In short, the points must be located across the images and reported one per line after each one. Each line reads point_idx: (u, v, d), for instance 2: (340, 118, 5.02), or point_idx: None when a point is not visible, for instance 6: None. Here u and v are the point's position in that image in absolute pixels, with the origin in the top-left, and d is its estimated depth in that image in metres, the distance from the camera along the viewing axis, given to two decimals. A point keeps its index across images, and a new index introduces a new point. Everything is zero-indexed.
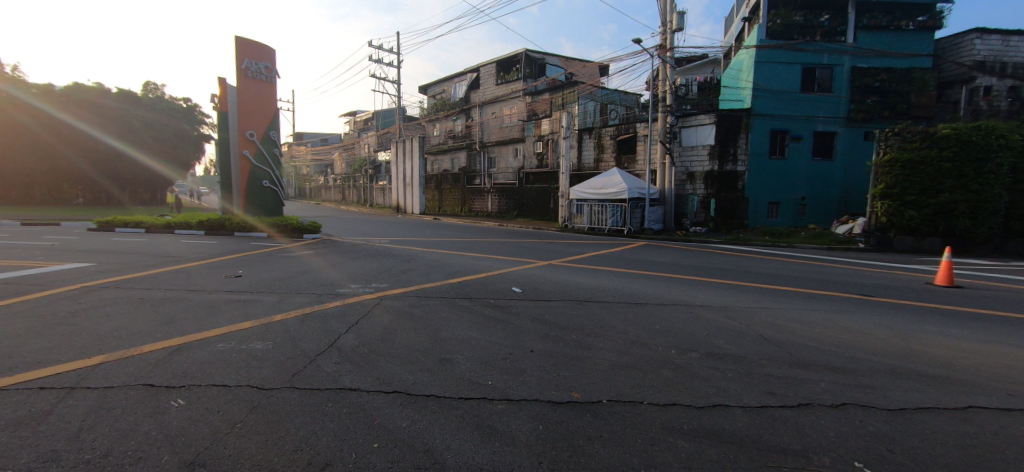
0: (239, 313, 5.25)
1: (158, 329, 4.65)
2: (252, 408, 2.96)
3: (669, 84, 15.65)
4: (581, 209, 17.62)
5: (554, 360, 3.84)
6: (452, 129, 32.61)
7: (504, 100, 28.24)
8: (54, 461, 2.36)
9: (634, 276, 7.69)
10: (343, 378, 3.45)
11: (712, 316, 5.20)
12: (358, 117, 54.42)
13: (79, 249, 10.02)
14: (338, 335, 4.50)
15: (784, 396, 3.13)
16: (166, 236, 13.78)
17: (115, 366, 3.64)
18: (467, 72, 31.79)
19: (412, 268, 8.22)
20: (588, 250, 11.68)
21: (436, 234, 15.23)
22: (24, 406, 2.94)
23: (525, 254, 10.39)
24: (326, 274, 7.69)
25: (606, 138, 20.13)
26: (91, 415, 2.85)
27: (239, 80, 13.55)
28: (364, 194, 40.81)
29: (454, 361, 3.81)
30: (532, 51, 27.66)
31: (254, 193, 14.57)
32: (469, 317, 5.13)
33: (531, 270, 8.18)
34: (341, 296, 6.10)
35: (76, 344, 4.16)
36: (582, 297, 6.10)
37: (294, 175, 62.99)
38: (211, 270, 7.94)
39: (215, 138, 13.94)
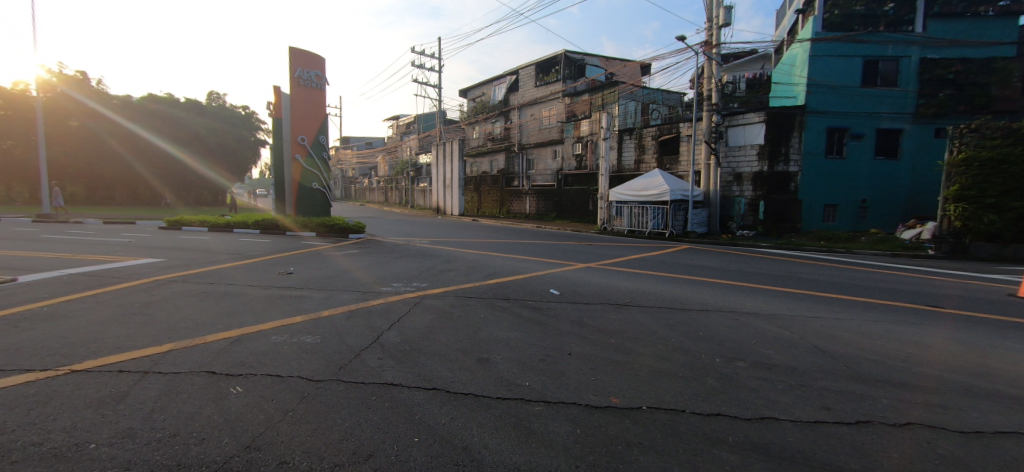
0: (292, 307, 5.46)
1: (222, 320, 4.85)
2: (323, 400, 3.08)
3: (715, 81, 15.10)
4: (620, 211, 17.29)
5: (590, 364, 3.79)
6: (491, 131, 32.80)
7: (543, 102, 28.10)
8: (130, 438, 2.56)
9: (676, 281, 7.46)
10: (385, 374, 3.53)
11: (761, 324, 4.97)
12: (400, 122, 55.75)
13: (152, 246, 10.80)
14: (381, 331, 4.59)
15: (839, 412, 2.95)
16: (226, 234, 14.65)
17: (192, 355, 3.81)
18: (506, 74, 31.91)
19: (453, 269, 8.38)
20: (628, 253, 11.44)
21: (474, 236, 15.42)
22: (164, 391, 3.14)
23: (562, 256, 10.34)
24: (372, 272, 7.94)
25: (647, 138, 19.68)
26: (212, 402, 3.01)
27: (292, 88, 14.22)
28: (405, 196, 41.89)
29: (492, 361, 3.83)
30: (571, 51, 27.44)
31: (304, 195, 15.38)
32: (505, 318, 5.13)
33: (568, 272, 8.14)
34: (384, 294, 6.24)
35: (152, 329, 4.47)
36: (621, 300, 5.98)
37: (340, 178, 65.42)
38: (265, 265, 8.38)
39: (270, 143, 14.69)
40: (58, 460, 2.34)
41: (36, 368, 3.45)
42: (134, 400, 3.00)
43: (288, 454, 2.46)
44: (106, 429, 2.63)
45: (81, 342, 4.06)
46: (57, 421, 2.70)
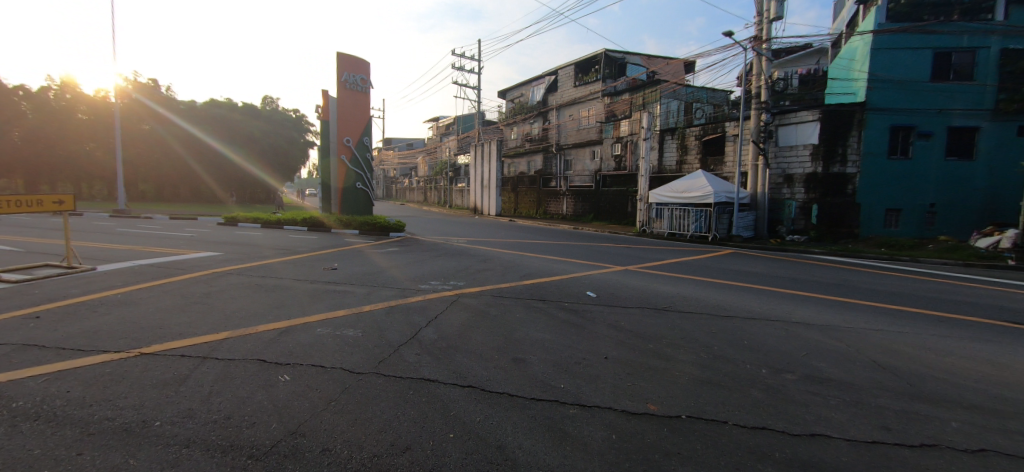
0: (336, 302, 5.67)
1: (271, 311, 5.11)
2: (363, 392, 3.18)
3: (765, 78, 14.49)
4: (660, 213, 16.82)
5: (627, 369, 3.71)
6: (529, 131, 32.81)
7: (582, 102, 27.83)
8: (189, 418, 2.73)
9: (719, 286, 7.19)
10: (422, 369, 3.61)
11: (812, 335, 4.70)
12: (441, 123, 56.77)
13: (210, 240, 11.51)
14: (418, 328, 4.69)
15: (902, 432, 2.75)
16: (277, 230, 15.41)
17: (245, 344, 4.04)
18: (545, 75, 31.84)
19: (489, 268, 8.45)
20: (668, 256, 11.13)
21: (511, 236, 15.50)
22: (220, 376, 3.34)
23: (599, 258, 10.21)
24: (411, 270, 8.13)
25: (690, 138, 19.08)
26: (263, 389, 3.17)
27: (339, 91, 14.79)
28: (443, 196, 42.64)
29: (527, 361, 3.82)
30: (612, 50, 27.02)
31: (348, 195, 15.94)
32: (540, 319, 5.11)
33: (605, 275, 8.02)
34: (423, 291, 6.38)
35: (210, 318, 4.76)
36: (659, 305, 5.84)
37: (382, 178, 67.37)
38: (312, 261, 8.75)
39: (318, 144, 15.33)
40: (128, 434, 2.53)
41: (111, 350, 3.76)
42: (194, 383, 3.21)
43: (331, 442, 2.55)
44: (168, 408, 2.83)
45: (148, 327, 4.38)
46: (128, 398, 2.94)
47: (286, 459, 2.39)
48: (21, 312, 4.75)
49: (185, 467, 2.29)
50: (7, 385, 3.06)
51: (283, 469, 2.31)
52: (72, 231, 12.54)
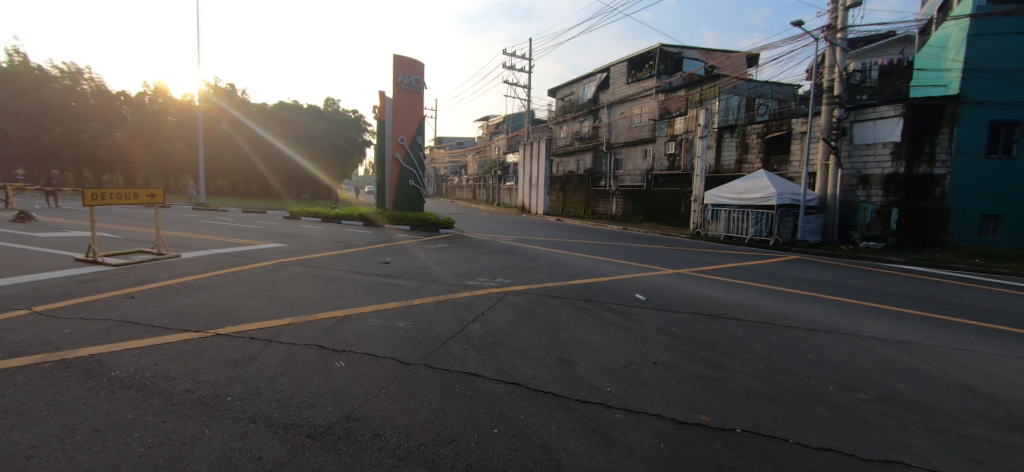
0: (389, 294, 5.89)
1: (329, 301, 5.39)
2: (412, 382, 3.28)
3: (839, 70, 13.46)
4: (717, 215, 16.08)
5: (678, 376, 3.58)
6: (579, 130, 32.38)
7: (635, 99, 27.09)
8: (256, 396, 2.94)
9: (779, 294, 6.78)
10: (468, 364, 3.67)
11: (887, 351, 4.32)
12: (491, 121, 57.32)
13: (276, 233, 12.32)
14: (465, 323, 4.77)
15: (997, 468, 2.45)
16: (335, 225, 16.21)
17: (306, 330, 4.29)
18: (597, 72, 31.28)
19: (536, 267, 8.43)
20: (724, 260, 10.62)
21: (558, 235, 15.40)
22: (283, 359, 3.57)
23: (649, 260, 9.91)
24: (459, 266, 8.29)
25: (751, 136, 18.07)
26: (321, 373, 3.36)
27: (395, 92, 15.34)
28: (492, 194, 43.01)
29: (573, 362, 3.78)
30: (668, 45, 26.10)
31: (402, 192, 16.47)
32: (587, 320, 5.04)
33: (655, 277, 7.77)
34: (471, 287, 6.49)
35: (275, 305, 5.10)
36: (713, 312, 5.58)
37: (432, 176, 69.02)
38: (366, 255, 9.14)
39: (374, 143, 15.95)
40: (203, 406, 2.77)
41: (191, 329, 4.13)
42: (260, 363, 3.45)
43: (381, 428, 2.65)
44: (238, 386, 3.06)
45: (223, 311, 4.76)
46: (204, 374, 3.20)
47: (340, 441, 2.51)
48: (120, 292, 5.33)
49: (252, 440, 2.47)
50: (107, 356, 3.43)
51: (337, 449, 2.43)
52: (160, 222, 13.85)
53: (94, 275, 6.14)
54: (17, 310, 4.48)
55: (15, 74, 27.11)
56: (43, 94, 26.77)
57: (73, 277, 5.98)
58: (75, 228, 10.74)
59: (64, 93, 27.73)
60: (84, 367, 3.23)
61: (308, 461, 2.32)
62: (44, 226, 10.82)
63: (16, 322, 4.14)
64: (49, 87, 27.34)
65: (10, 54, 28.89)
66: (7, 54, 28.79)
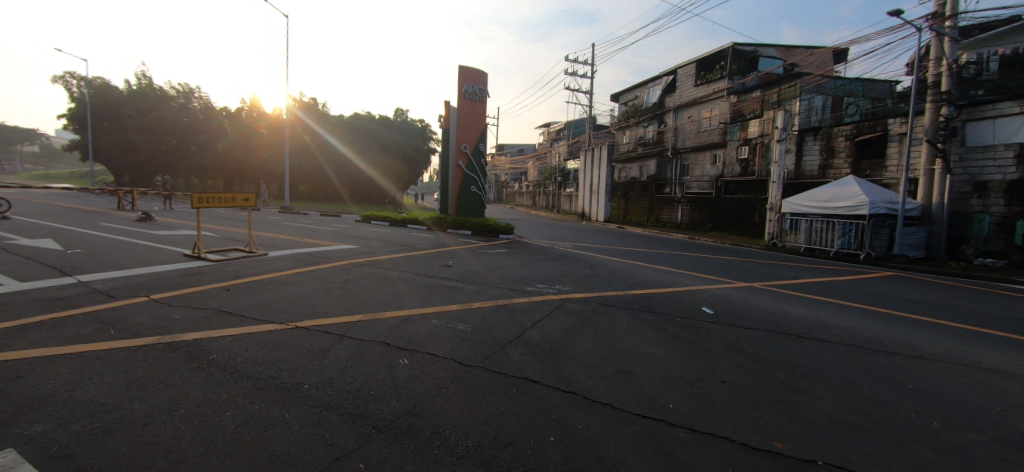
0: (450, 297, 6.06)
1: (396, 301, 5.65)
2: (471, 384, 3.35)
3: (948, 63, 12.06)
4: (796, 226, 14.96)
5: (748, 397, 3.36)
6: (642, 135, 31.49)
7: (704, 102, 25.88)
8: (328, 386, 3.15)
9: (869, 315, 6.13)
10: (526, 369, 3.69)
11: (1007, 387, 3.75)
12: (551, 128, 57.28)
13: (350, 235, 13.13)
14: (523, 329, 4.80)
15: None
16: (402, 229, 16.98)
17: (374, 327, 4.53)
18: (662, 75, 30.29)
19: (596, 275, 8.28)
20: (804, 274, 9.81)
21: (620, 243, 15.03)
22: (354, 353, 3.81)
23: (719, 272, 9.35)
24: (517, 272, 8.33)
25: (838, 139, 16.61)
26: (387, 369, 3.53)
27: (460, 101, 15.84)
28: (552, 201, 42.82)
29: (634, 375, 3.67)
30: (741, 44, 24.71)
31: (464, 197, 16.93)
32: (649, 331, 4.87)
33: (724, 290, 7.33)
34: (529, 293, 6.50)
35: (347, 302, 5.43)
36: (789, 330, 5.17)
37: (493, 182, 70.11)
38: (430, 258, 9.48)
39: (440, 150, 16.57)
40: (284, 391, 3.03)
41: (275, 321, 4.52)
42: (334, 356, 3.70)
43: (440, 426, 2.73)
44: (314, 375, 3.30)
45: (302, 305, 5.17)
46: (285, 363, 3.48)
47: (402, 434, 2.62)
48: (219, 284, 5.96)
49: (325, 427, 2.64)
50: (207, 341, 3.86)
51: (400, 443, 2.54)
52: (253, 223, 15.29)
53: (198, 269, 6.91)
54: (138, 297, 5.16)
55: (143, 95, 31.50)
56: (163, 112, 30.84)
57: (181, 270, 6.79)
58: (184, 227, 12.21)
59: (179, 110, 31.70)
60: (189, 349, 3.65)
61: (374, 452, 2.44)
62: (160, 226, 12.38)
63: (138, 307, 4.77)
64: (168, 105, 31.37)
65: (139, 78, 33.59)
66: (137, 78, 33.52)
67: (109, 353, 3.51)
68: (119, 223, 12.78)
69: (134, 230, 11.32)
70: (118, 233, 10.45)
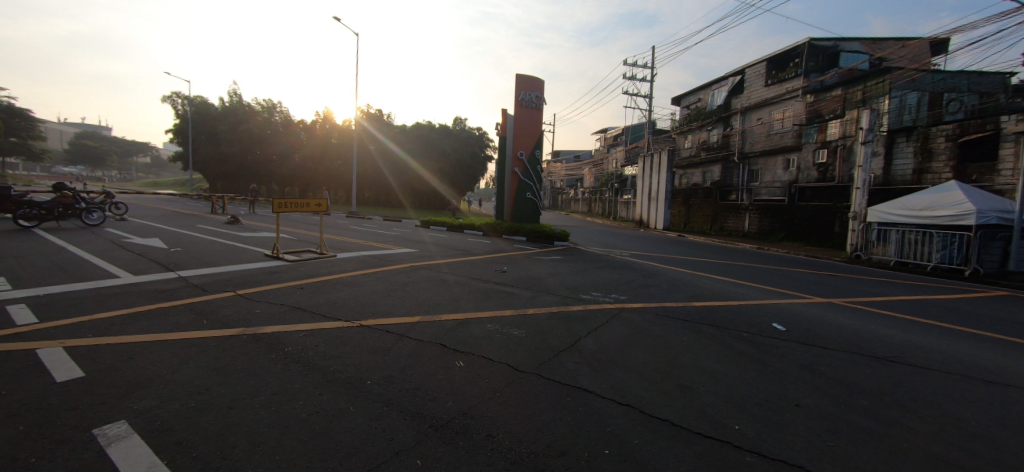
0: (505, 302, 6.11)
1: (452, 304, 5.79)
2: (525, 390, 3.35)
3: None
4: (885, 237, 13.57)
5: (827, 424, 3.07)
6: (706, 139, 30.02)
7: (775, 103, 24.23)
8: (387, 383, 3.28)
9: (974, 340, 5.41)
10: (581, 378, 3.63)
11: None
12: (609, 133, 56.21)
13: (411, 240, 13.63)
14: (578, 337, 4.72)
15: None
16: (459, 234, 17.36)
17: (432, 329, 4.66)
18: (729, 75, 28.80)
19: (655, 285, 7.99)
20: (892, 290, 8.87)
21: (682, 253, 14.40)
22: (412, 352, 3.94)
23: (792, 286, 8.69)
24: (573, 279, 8.24)
25: (939, 140, 14.91)
26: (444, 369, 3.62)
27: (517, 109, 16.02)
28: (608, 208, 41.94)
29: (697, 391, 3.49)
30: (819, 40, 22.96)
31: (519, 204, 17.04)
32: (713, 346, 4.61)
33: (798, 306, 6.79)
34: (584, 301, 6.41)
35: (408, 304, 5.64)
36: (875, 353, 4.68)
37: (549, 188, 70.05)
38: (486, 263, 9.60)
39: (496, 157, 16.83)
40: (348, 385, 3.20)
41: (342, 319, 4.79)
42: (394, 354, 3.86)
43: (494, 430, 2.75)
44: (376, 372, 3.45)
45: (367, 305, 5.43)
46: (350, 359, 3.67)
47: (457, 435, 2.66)
48: (293, 283, 6.42)
49: (385, 422, 2.75)
50: (285, 334, 4.17)
51: (454, 443, 2.58)
52: (324, 227, 16.34)
53: (276, 268, 7.49)
54: (226, 292, 5.68)
55: (234, 111, 34.93)
56: (251, 126, 34.30)
57: (262, 269, 7.40)
58: (266, 230, 13.33)
59: (264, 124, 34.83)
60: (268, 341, 3.96)
61: (431, 450, 2.50)
62: (245, 228, 13.60)
63: (226, 301, 5.26)
64: (255, 119, 34.66)
65: (231, 96, 37.27)
66: (229, 96, 37.17)
67: (201, 341, 3.89)
68: (212, 225, 14.20)
69: (223, 231, 12.50)
70: (211, 235, 11.59)
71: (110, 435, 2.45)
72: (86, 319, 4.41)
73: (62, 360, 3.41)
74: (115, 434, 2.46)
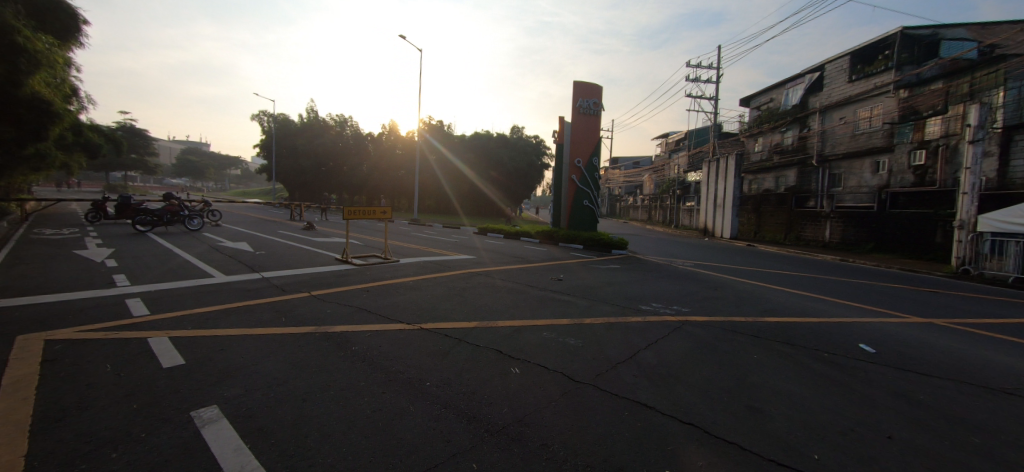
0: (562, 311, 6.06)
1: (509, 311, 5.86)
2: (580, 400, 3.33)
3: None
4: (1000, 249, 11.95)
5: (923, 460, 2.76)
6: (778, 142, 28.06)
7: (860, 100, 22.14)
8: (444, 386, 3.39)
9: None
10: (639, 392, 3.54)
11: None
12: (671, 138, 54.16)
13: (469, 246, 13.95)
14: (637, 349, 4.59)
15: None
16: (515, 241, 17.50)
17: (488, 334, 4.75)
18: (805, 72, 26.83)
19: (722, 297, 7.58)
20: (1005, 310, 7.77)
21: (752, 263, 13.56)
22: (470, 357, 4.04)
23: (881, 303, 7.87)
24: (632, 289, 8.02)
25: None
26: (500, 376, 3.69)
27: (574, 116, 15.98)
28: (670, 215, 40.38)
29: (767, 414, 3.28)
30: (914, 28, 20.74)
31: (577, 211, 16.92)
32: (787, 366, 4.31)
33: (889, 325, 6.14)
34: (644, 312, 6.21)
35: (467, 309, 5.79)
36: (985, 383, 4.12)
37: (606, 196, 68.63)
38: (542, 271, 9.60)
39: (554, 165, 16.86)
40: (410, 385, 3.35)
41: (405, 321, 5.01)
42: (453, 358, 3.99)
43: (549, 439, 2.75)
44: (435, 374, 3.59)
45: (428, 309, 5.65)
46: (411, 360, 3.84)
47: (513, 442, 2.70)
48: (361, 286, 6.81)
49: (444, 423, 2.85)
50: (353, 334, 4.44)
51: (510, 450, 2.62)
52: (389, 233, 17.17)
53: (345, 272, 7.97)
54: (302, 292, 6.15)
55: (311, 126, 37.94)
56: (325, 140, 37.05)
57: (333, 272, 7.92)
58: (336, 236, 14.25)
59: (336, 137, 37.61)
60: (338, 340, 4.24)
61: (487, 454, 2.55)
62: (319, 234, 14.64)
63: (302, 300, 5.69)
64: (329, 134, 37.52)
65: (308, 112, 40.38)
66: (307, 112, 40.30)
67: (280, 337, 4.24)
68: (291, 231, 15.42)
69: (300, 237, 13.52)
70: (289, 240, 12.57)
71: (204, 418, 2.74)
72: (185, 313, 4.97)
73: (167, 348, 3.86)
74: (208, 417, 2.75)
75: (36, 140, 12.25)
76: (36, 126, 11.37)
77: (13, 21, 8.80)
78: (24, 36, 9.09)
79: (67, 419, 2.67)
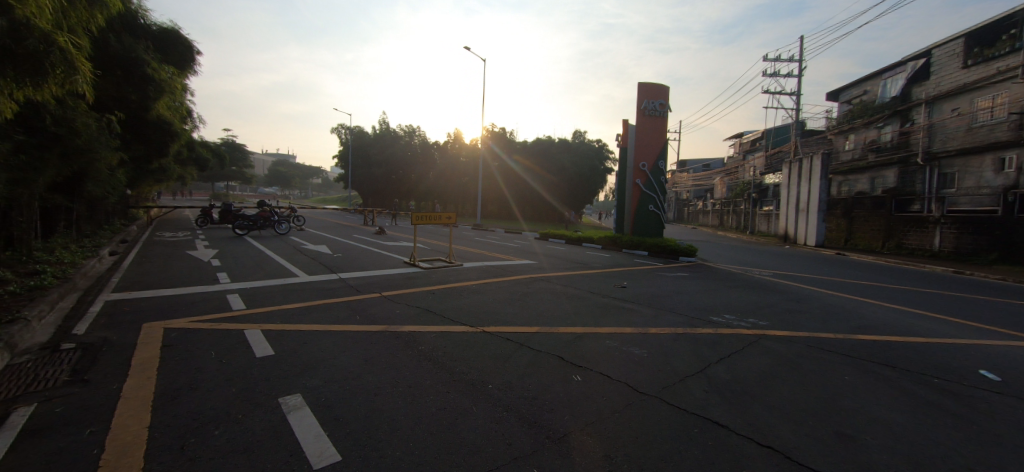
0: (626, 319, 5.92)
1: (571, 317, 5.81)
2: (645, 413, 3.23)
3: None
4: None
5: None
6: (874, 139, 25.45)
7: (977, 88, 19.36)
8: (505, 390, 3.44)
9: None
10: (710, 408, 3.37)
11: None
12: (746, 138, 50.71)
13: (531, 252, 14.04)
14: (708, 363, 4.38)
15: None
16: (577, 247, 17.30)
17: (551, 340, 4.76)
18: (907, 60, 24.11)
19: (806, 311, 6.96)
20: None
21: (841, 274, 12.31)
22: (533, 362, 4.08)
23: (1006, 323, 6.80)
24: (702, 299, 7.62)
25: None
26: (561, 382, 3.68)
27: (639, 118, 15.56)
28: (745, 221, 37.81)
29: (858, 441, 2.98)
30: None
31: (641, 216, 16.40)
32: (881, 390, 3.88)
33: (1020, 351, 5.27)
34: (715, 324, 5.89)
35: (528, 314, 5.83)
36: None
37: (674, 200, 65.51)
38: (605, 278, 9.41)
39: (618, 169, 16.53)
40: (473, 387, 3.44)
41: (469, 324, 5.15)
42: (515, 362, 4.05)
43: (612, 451, 2.70)
44: (498, 377, 3.66)
45: (491, 312, 5.76)
46: (475, 363, 3.94)
47: (574, 450, 2.68)
48: (427, 288, 7.10)
49: (506, 426, 2.90)
50: (421, 334, 4.64)
51: (570, 457, 2.61)
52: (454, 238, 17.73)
53: (413, 274, 8.35)
54: (374, 293, 6.54)
55: (382, 138, 40.31)
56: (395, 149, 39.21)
57: (402, 274, 8.34)
58: (405, 240, 14.96)
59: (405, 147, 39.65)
60: (407, 340, 4.45)
61: (547, 461, 2.56)
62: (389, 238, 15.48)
63: (375, 301, 6.06)
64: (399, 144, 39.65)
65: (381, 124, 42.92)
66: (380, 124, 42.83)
67: (356, 335, 4.54)
68: (365, 235, 16.44)
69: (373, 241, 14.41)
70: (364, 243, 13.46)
71: (290, 405, 3.01)
72: (275, 309, 5.49)
73: (259, 340, 4.29)
74: (293, 405, 3.02)
75: (159, 156, 14.16)
76: (157, 142, 13.15)
77: (145, 55, 10.24)
78: (153, 68, 10.55)
79: (182, 398, 3.06)
